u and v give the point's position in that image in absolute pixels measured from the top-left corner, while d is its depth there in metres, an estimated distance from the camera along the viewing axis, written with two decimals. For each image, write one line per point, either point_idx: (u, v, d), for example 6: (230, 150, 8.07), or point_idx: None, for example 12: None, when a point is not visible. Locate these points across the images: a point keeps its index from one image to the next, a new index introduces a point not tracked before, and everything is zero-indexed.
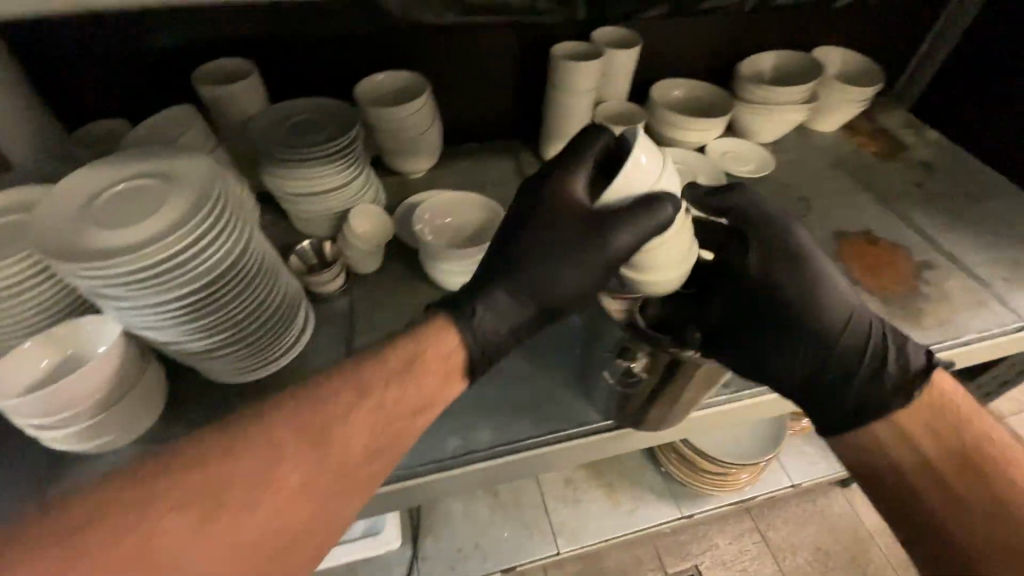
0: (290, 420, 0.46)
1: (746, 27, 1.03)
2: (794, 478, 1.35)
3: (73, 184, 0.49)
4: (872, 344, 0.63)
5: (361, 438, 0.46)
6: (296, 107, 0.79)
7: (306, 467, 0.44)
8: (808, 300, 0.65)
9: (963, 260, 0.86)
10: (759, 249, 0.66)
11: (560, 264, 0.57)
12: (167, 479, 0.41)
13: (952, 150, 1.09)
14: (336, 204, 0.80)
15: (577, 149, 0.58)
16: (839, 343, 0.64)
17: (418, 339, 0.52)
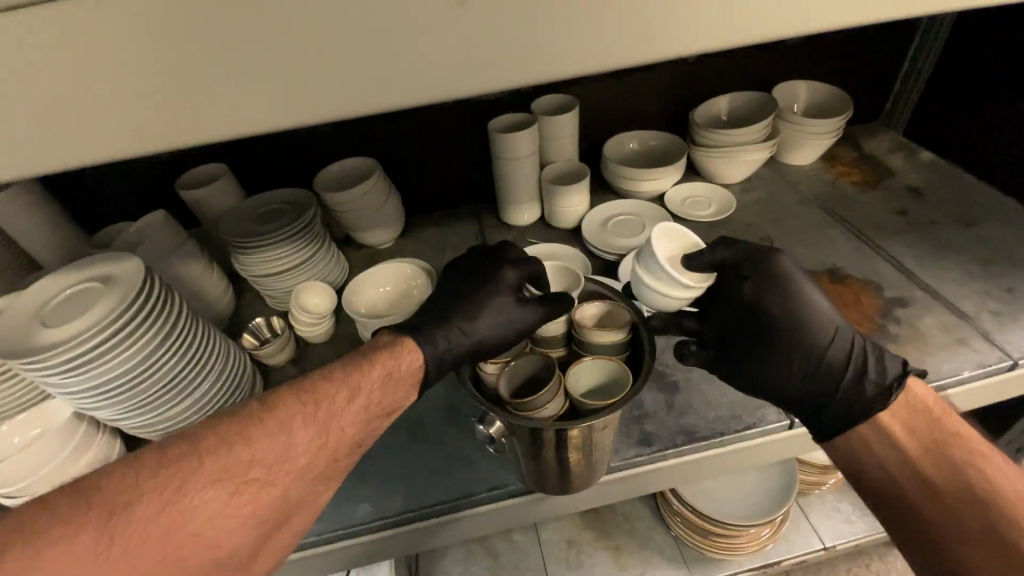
0: (294, 415, 0.49)
1: (697, 76, 1.04)
2: (826, 540, 1.20)
3: (36, 291, 0.60)
4: (857, 354, 0.57)
5: (353, 429, 0.51)
6: (263, 200, 0.90)
7: (308, 456, 0.48)
8: (780, 304, 0.58)
9: (943, 293, 0.78)
10: (747, 273, 0.59)
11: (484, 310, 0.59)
12: (184, 477, 0.43)
13: (947, 171, 1.01)
14: (298, 279, 0.87)
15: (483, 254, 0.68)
16: (827, 358, 0.57)
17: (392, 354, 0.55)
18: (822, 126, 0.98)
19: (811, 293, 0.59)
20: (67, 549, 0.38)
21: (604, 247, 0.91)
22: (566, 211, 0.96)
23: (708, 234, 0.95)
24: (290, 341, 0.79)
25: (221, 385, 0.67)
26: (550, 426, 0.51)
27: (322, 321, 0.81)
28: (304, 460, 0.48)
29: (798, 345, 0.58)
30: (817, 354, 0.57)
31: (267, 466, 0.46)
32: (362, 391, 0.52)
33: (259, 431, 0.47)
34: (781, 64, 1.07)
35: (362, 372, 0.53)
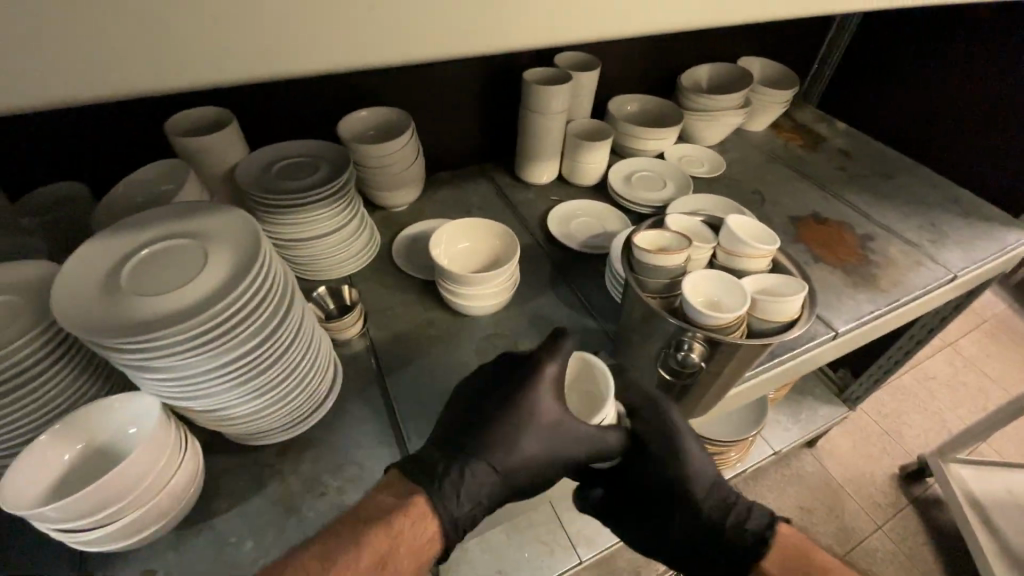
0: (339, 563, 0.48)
1: (681, 45, 1.14)
2: (774, 446, 1.45)
3: (104, 249, 0.49)
4: (733, 514, 0.64)
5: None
6: (279, 151, 0.78)
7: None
8: (678, 465, 0.63)
9: (895, 229, 0.99)
10: (663, 452, 0.63)
11: (513, 442, 0.57)
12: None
13: (861, 137, 1.26)
14: (337, 236, 0.79)
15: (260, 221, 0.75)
16: (710, 514, 0.64)
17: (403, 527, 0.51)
18: (780, 93, 1.15)
19: (695, 447, 0.64)
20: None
21: (634, 200, 0.96)
22: (590, 167, 0.99)
23: (708, 189, 1.07)
24: (484, 473, 0.55)
25: (309, 371, 0.57)
26: (709, 338, 0.52)
27: (561, 424, 0.58)
28: (368, 562, 0.49)
29: (665, 459, 0.63)
30: (699, 499, 0.64)
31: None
32: (421, 519, 0.52)
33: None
34: (738, 40, 1.22)
35: (374, 532, 0.50)
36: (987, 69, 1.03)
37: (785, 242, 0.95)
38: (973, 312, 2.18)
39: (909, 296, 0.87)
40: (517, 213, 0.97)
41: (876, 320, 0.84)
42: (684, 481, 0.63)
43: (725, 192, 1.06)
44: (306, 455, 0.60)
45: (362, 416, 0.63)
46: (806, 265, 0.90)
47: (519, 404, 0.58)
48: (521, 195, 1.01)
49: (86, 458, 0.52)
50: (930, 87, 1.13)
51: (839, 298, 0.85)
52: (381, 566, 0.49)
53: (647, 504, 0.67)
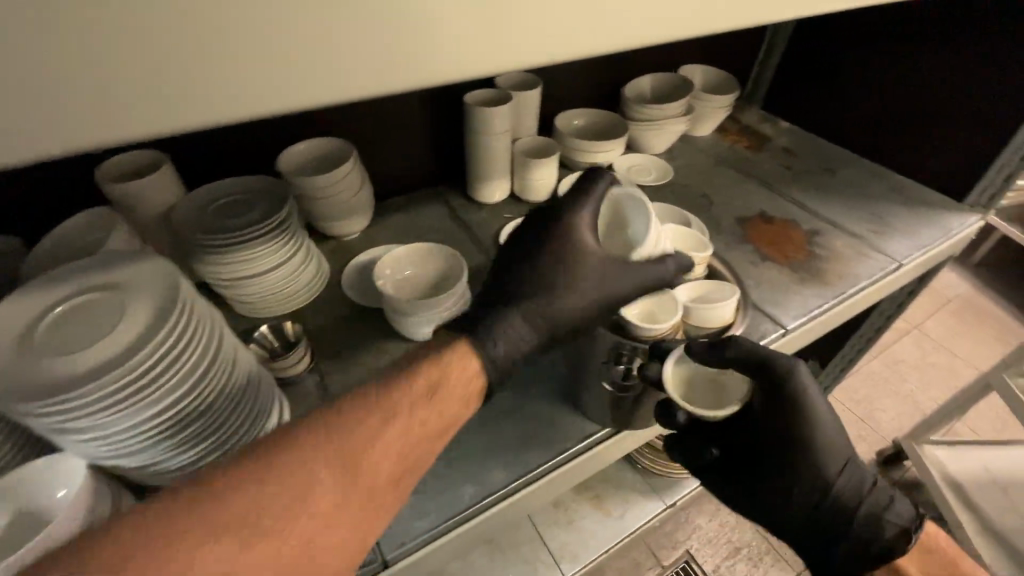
0: (368, 410, 0.48)
1: (623, 58, 1.17)
2: None
3: (17, 311, 0.47)
4: (857, 493, 0.65)
5: (410, 447, 0.49)
6: (217, 190, 0.77)
7: (378, 470, 0.47)
8: (808, 432, 0.65)
9: (839, 222, 1.02)
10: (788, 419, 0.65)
11: (552, 277, 0.60)
12: (253, 500, 0.42)
13: (804, 135, 1.30)
14: (282, 272, 0.78)
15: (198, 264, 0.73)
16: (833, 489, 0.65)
17: (444, 368, 0.53)
18: (722, 99, 1.18)
19: (826, 417, 0.65)
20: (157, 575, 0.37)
21: None
22: (540, 183, 1.00)
23: (659, 196, 1.08)
24: (523, 325, 0.58)
25: (256, 420, 0.55)
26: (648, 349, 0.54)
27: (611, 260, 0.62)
28: (420, 389, 0.51)
29: (794, 425, 0.65)
30: (826, 471, 0.65)
31: (310, 495, 0.44)
32: (463, 361, 0.54)
33: (286, 460, 0.44)
34: (679, 50, 1.26)
35: (404, 387, 0.51)
36: (916, 66, 1.07)
37: (734, 243, 0.96)
38: (936, 294, 2.24)
39: (855, 287, 0.89)
40: (470, 233, 0.97)
41: (826, 314, 0.85)
42: (808, 451, 0.65)
43: (675, 198, 1.08)
44: None
45: None
46: (755, 264, 0.92)
47: (542, 251, 0.61)
48: (474, 215, 1.01)
49: (12, 529, 0.50)
50: (866, 86, 1.17)
51: (788, 295, 0.86)
52: (433, 395, 0.51)
53: (755, 463, 0.71)
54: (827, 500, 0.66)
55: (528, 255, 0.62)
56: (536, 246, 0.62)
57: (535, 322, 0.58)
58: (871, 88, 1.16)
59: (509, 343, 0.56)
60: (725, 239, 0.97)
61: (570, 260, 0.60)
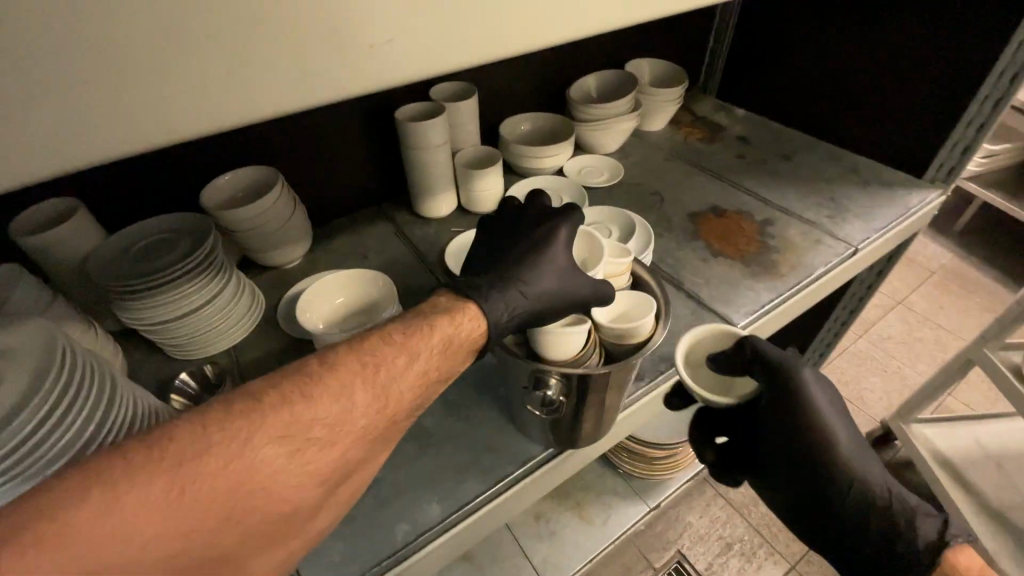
0: (363, 371, 0.45)
1: (565, 58, 1.14)
2: None
3: None
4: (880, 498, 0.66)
5: (411, 390, 0.46)
6: (139, 231, 0.74)
7: (376, 411, 0.44)
8: (828, 437, 0.62)
9: (793, 210, 1.00)
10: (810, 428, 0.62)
11: (538, 255, 0.55)
12: (257, 425, 0.39)
13: (759, 121, 1.28)
14: (214, 309, 0.75)
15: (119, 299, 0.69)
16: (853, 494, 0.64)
17: (455, 320, 0.49)
18: (669, 92, 1.16)
19: (840, 421, 0.64)
20: (141, 486, 0.35)
21: None
22: (484, 193, 0.97)
23: (610, 196, 1.06)
24: (520, 293, 0.52)
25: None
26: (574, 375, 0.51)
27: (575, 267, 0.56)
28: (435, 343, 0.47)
29: (813, 429, 0.62)
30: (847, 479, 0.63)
31: (307, 433, 0.41)
32: (466, 315, 0.50)
33: (277, 410, 0.41)
34: (624, 45, 1.23)
35: (415, 333, 0.47)
36: (861, 44, 1.05)
37: (685, 240, 0.94)
38: (918, 266, 2.22)
39: (809, 276, 0.87)
40: (415, 251, 0.95)
41: (778, 308, 0.83)
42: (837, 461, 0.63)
43: (626, 197, 1.06)
44: None
45: None
46: (706, 261, 0.89)
47: (535, 237, 0.58)
48: (419, 231, 0.98)
49: None
50: (813, 66, 1.14)
51: (739, 291, 0.84)
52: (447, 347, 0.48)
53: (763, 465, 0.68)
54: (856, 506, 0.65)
55: (508, 242, 0.60)
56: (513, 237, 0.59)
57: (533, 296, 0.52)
58: (820, 69, 1.13)
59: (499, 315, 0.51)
60: (677, 237, 0.95)
61: (549, 250, 0.56)
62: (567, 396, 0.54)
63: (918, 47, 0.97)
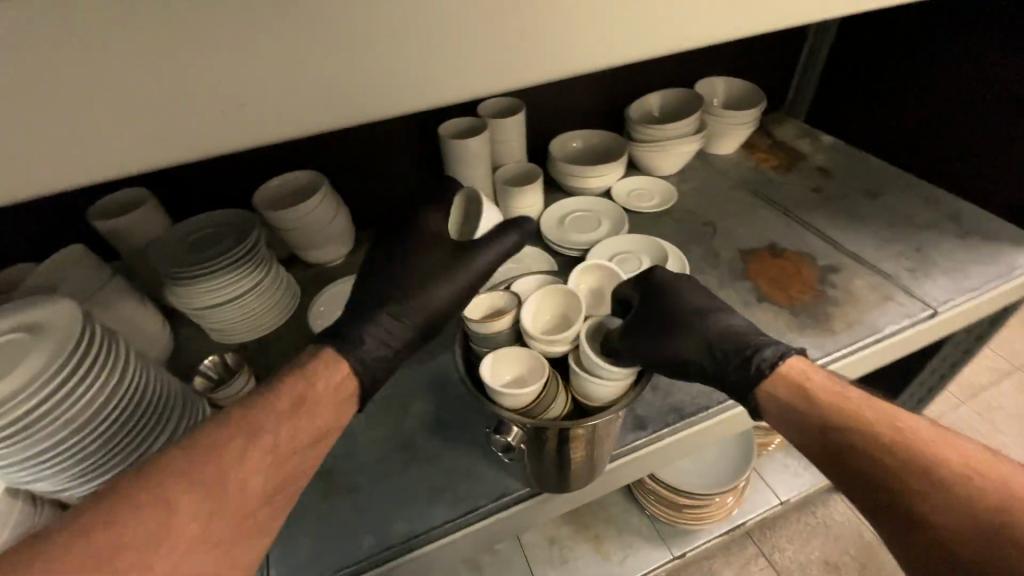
0: (224, 454, 0.47)
1: (628, 74, 1.09)
2: (781, 495, 1.30)
3: None
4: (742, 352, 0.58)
5: (283, 456, 0.50)
6: (195, 224, 0.82)
7: (245, 495, 0.47)
8: (674, 307, 0.66)
9: (865, 258, 0.88)
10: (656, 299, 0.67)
11: (415, 287, 0.61)
12: (100, 544, 0.41)
13: (848, 150, 1.13)
14: (249, 299, 0.81)
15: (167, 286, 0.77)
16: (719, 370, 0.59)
17: (313, 372, 0.53)
18: (741, 115, 1.07)
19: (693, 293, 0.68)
20: None
21: (566, 242, 0.92)
22: (522, 211, 0.96)
23: (657, 224, 1.00)
24: (390, 327, 0.59)
25: (176, 424, 0.59)
26: (552, 427, 0.51)
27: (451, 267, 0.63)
28: (289, 401, 0.51)
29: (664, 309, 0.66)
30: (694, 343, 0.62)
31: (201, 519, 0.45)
32: (329, 365, 0.55)
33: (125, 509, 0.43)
34: (698, 63, 1.16)
35: (272, 401, 0.51)
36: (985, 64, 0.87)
37: (730, 280, 0.86)
38: None
39: (868, 338, 0.76)
40: None
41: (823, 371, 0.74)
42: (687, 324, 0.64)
43: (674, 226, 0.99)
44: None
45: None
46: (748, 307, 0.81)
47: (407, 261, 0.62)
48: None
49: None
50: (921, 89, 0.98)
51: None
52: (303, 402, 0.51)
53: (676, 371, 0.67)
54: (726, 371, 0.59)
55: (382, 266, 0.64)
56: (387, 262, 0.64)
57: (410, 325, 0.60)
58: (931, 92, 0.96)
59: (377, 344, 0.57)
60: (720, 276, 0.87)
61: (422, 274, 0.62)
62: (542, 443, 0.53)
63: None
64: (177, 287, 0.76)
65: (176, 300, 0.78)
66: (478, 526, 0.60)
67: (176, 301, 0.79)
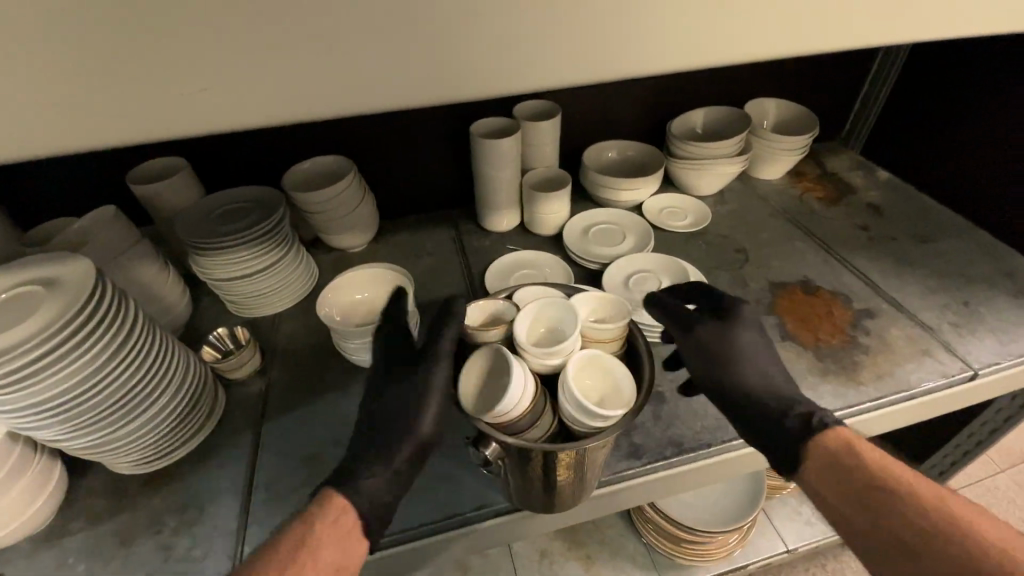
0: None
1: (675, 88, 1.06)
2: (789, 542, 1.23)
3: None
4: (792, 410, 0.56)
5: None
6: (225, 197, 0.84)
7: None
8: (726, 338, 0.61)
9: (907, 305, 0.82)
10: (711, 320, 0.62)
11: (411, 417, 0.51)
12: None
13: (904, 188, 1.06)
14: (270, 275, 0.83)
15: (192, 254, 0.79)
16: (764, 413, 0.57)
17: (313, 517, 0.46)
18: (789, 140, 1.02)
19: (752, 330, 0.62)
20: None
21: (586, 254, 0.89)
22: (547, 217, 0.94)
23: (686, 245, 0.96)
24: (383, 474, 0.49)
25: (183, 388, 0.62)
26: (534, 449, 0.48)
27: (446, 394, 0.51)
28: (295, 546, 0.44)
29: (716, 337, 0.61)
30: (738, 380, 0.59)
31: None
32: (337, 508, 0.47)
33: None
34: (751, 82, 1.11)
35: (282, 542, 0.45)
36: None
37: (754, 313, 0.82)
38: None
39: (897, 393, 0.70)
40: (466, 259, 0.95)
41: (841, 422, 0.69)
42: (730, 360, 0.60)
43: (703, 249, 0.95)
44: (165, 489, 0.63)
45: (227, 458, 0.65)
46: None
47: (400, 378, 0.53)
48: (476, 241, 0.98)
49: None
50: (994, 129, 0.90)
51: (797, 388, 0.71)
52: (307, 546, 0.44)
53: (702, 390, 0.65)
54: (773, 419, 0.56)
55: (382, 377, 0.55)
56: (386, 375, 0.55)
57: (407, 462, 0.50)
58: (1004, 133, 0.88)
59: (379, 485, 0.49)
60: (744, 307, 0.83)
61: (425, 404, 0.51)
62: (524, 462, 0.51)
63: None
64: (201, 256, 0.78)
65: (199, 269, 0.80)
66: (453, 534, 0.60)
67: (200, 270, 0.81)
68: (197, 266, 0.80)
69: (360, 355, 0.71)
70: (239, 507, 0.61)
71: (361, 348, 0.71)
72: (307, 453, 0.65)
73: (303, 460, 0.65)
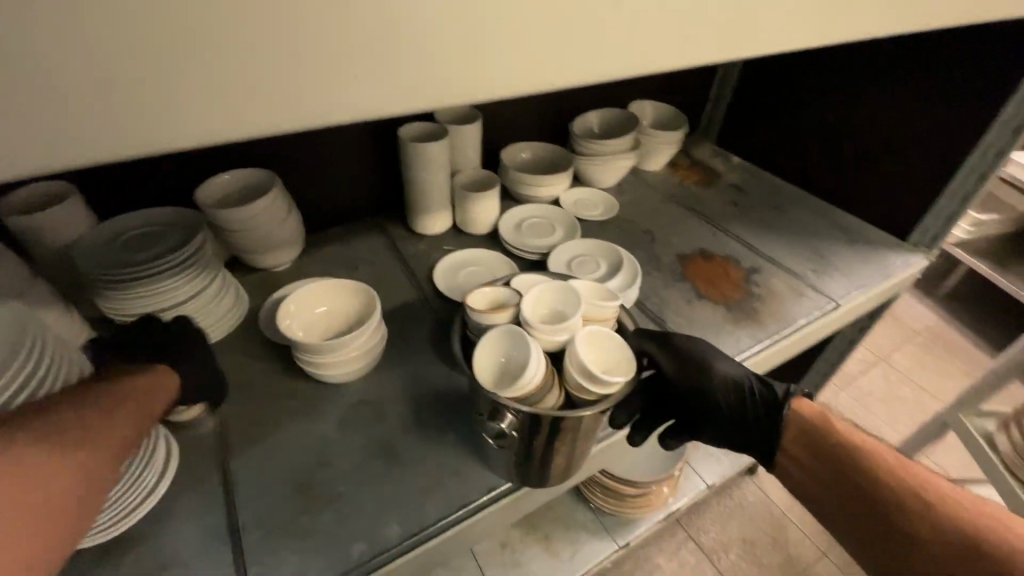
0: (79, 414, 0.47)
1: (571, 93, 1.17)
2: (707, 479, 1.43)
3: None
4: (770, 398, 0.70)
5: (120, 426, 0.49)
6: (128, 222, 0.74)
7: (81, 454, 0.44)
8: (707, 368, 0.68)
9: (778, 260, 1.02)
10: (692, 364, 0.67)
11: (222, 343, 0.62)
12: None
13: (754, 170, 1.30)
14: (199, 305, 0.74)
15: (98, 288, 0.68)
16: (760, 417, 0.69)
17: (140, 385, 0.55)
18: (669, 135, 1.19)
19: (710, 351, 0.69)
20: None
21: (521, 245, 0.95)
22: (480, 216, 0.98)
23: (603, 231, 1.08)
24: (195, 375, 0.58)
25: None
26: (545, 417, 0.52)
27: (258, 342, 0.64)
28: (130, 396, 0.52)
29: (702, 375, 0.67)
30: (732, 400, 0.68)
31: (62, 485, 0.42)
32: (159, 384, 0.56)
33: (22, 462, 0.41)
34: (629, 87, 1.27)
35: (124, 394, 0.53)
36: (872, 102, 1.05)
37: (673, 281, 0.95)
38: (905, 324, 2.12)
39: (788, 328, 0.88)
40: (406, 264, 0.95)
41: (757, 358, 0.84)
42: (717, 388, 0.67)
43: (618, 233, 1.07)
44: (127, 557, 0.54)
45: (198, 506, 0.58)
46: (690, 303, 0.91)
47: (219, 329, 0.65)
48: (411, 246, 0.98)
49: None
50: (812, 118, 1.16)
51: (719, 336, 0.85)
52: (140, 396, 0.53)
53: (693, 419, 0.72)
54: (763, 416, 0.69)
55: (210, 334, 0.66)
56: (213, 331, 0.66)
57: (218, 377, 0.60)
58: (820, 123, 1.15)
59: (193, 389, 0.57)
60: (664, 277, 0.96)
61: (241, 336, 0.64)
62: (534, 434, 0.55)
63: (929, 112, 0.96)
64: (115, 289, 0.67)
65: (108, 305, 0.69)
66: (467, 522, 0.60)
67: (109, 307, 0.70)
68: (105, 302, 0.69)
69: (333, 370, 0.69)
70: (228, 553, 0.55)
71: (334, 362, 0.68)
72: (292, 480, 0.61)
73: (290, 489, 0.60)
